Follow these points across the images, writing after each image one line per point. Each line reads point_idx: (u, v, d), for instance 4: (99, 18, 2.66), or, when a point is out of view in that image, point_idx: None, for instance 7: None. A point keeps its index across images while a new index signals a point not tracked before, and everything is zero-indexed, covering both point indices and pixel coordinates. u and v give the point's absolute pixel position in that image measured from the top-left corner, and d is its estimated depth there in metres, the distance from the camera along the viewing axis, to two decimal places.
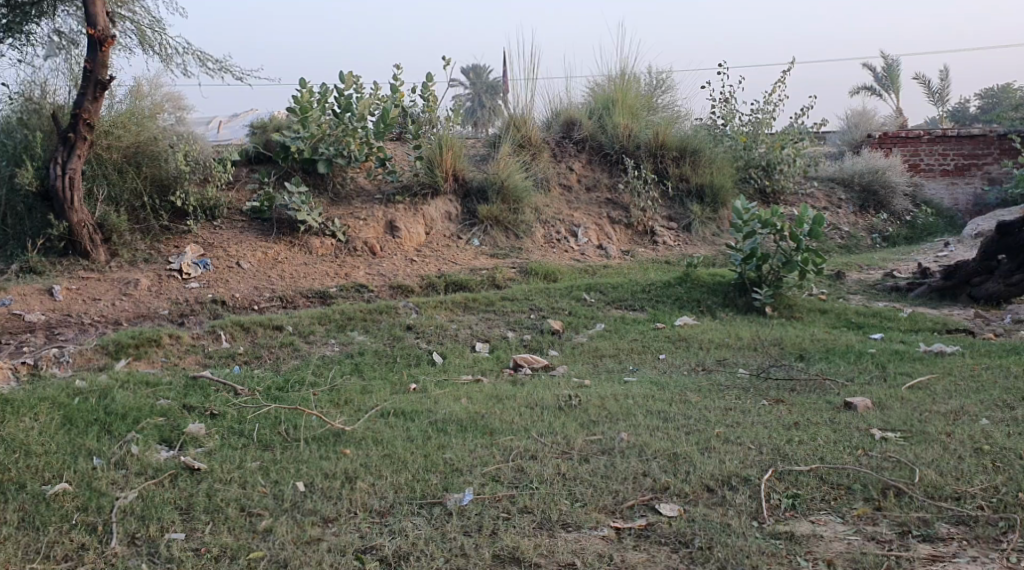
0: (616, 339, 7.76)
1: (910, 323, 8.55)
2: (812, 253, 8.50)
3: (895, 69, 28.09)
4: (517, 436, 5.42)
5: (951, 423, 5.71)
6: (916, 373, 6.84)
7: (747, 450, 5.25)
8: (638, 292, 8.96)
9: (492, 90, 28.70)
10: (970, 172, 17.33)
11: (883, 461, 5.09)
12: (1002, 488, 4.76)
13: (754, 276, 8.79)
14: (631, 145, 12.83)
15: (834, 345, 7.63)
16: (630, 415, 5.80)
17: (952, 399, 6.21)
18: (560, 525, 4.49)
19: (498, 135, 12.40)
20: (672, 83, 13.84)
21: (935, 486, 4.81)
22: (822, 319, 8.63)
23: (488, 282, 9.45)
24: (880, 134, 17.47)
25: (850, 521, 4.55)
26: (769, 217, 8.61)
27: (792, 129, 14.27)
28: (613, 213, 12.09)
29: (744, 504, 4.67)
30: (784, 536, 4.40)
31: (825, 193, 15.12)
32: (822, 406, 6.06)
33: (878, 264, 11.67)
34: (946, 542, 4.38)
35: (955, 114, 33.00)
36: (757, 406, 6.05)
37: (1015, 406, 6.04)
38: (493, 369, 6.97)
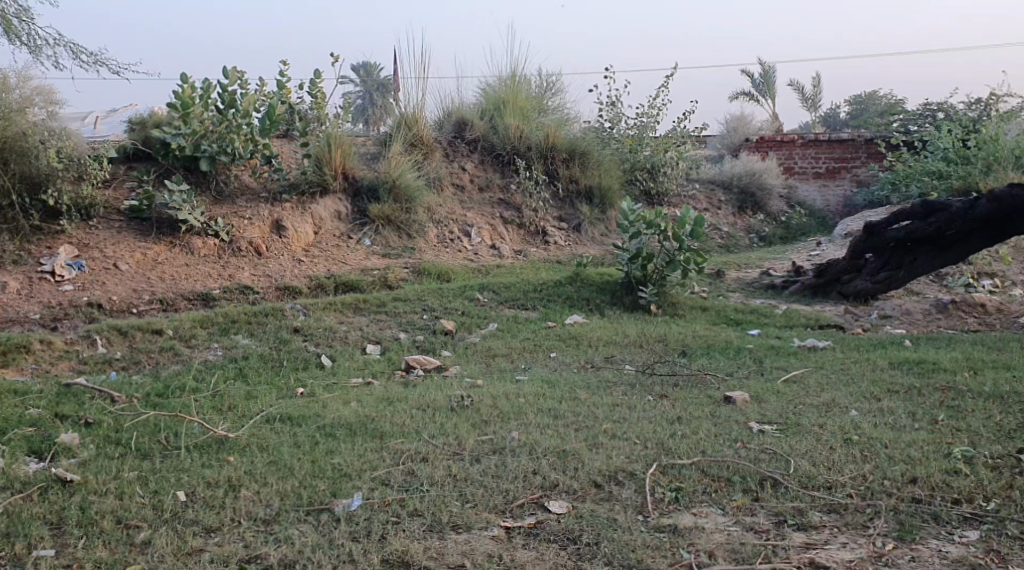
0: (508, 338, 7.77)
1: (786, 319, 8.83)
2: (693, 254, 8.72)
3: (772, 76, 29.09)
4: (407, 439, 5.36)
5: (823, 415, 5.91)
6: (791, 367, 7.08)
7: (633, 445, 5.32)
8: (530, 292, 9.00)
9: (382, 88, 28.52)
10: (840, 175, 17.98)
11: (760, 454, 5.23)
12: (870, 477, 4.94)
13: (640, 275, 8.93)
14: (523, 145, 12.88)
15: (715, 341, 7.82)
16: (520, 414, 5.81)
17: (825, 392, 6.44)
18: (450, 527, 4.46)
19: (389, 134, 12.22)
20: (561, 85, 13.96)
21: (808, 476, 4.96)
22: (704, 316, 8.83)
23: (378, 282, 9.34)
24: (757, 137, 18.09)
25: (730, 513, 4.65)
26: (653, 218, 8.81)
27: (675, 133, 14.63)
28: (504, 213, 12.12)
29: (630, 498, 4.74)
30: (668, 529, 4.47)
31: (706, 194, 15.54)
32: (702, 400, 6.21)
33: (756, 263, 12.04)
34: (819, 530, 4.51)
35: (827, 119, 34.31)
36: (643, 402, 6.15)
37: (881, 397, 6.31)
38: (384, 372, 6.88)
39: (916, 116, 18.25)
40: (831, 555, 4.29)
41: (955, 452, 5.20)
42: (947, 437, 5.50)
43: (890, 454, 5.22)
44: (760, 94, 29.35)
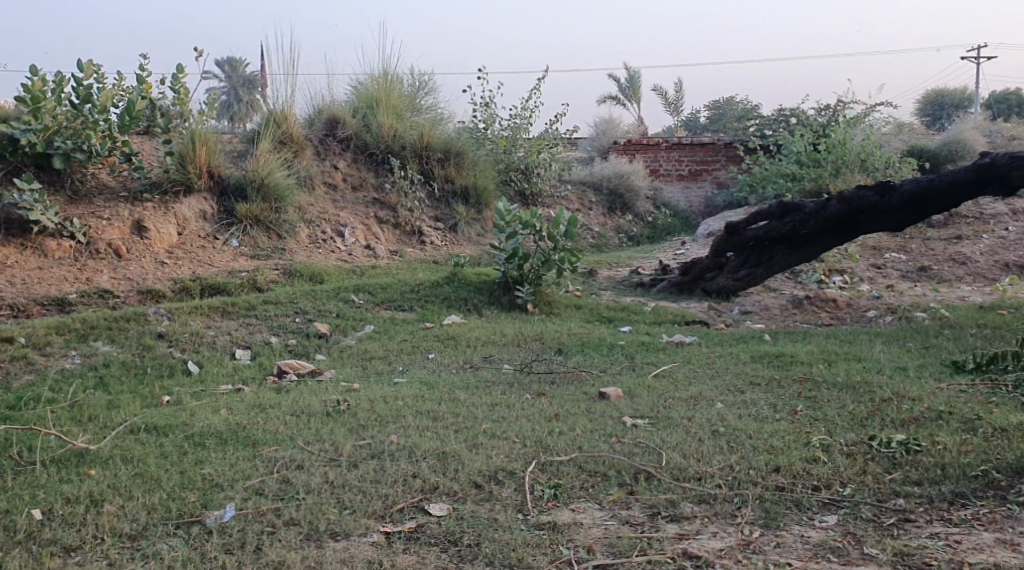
0: (384, 340, 7.65)
1: (654, 316, 9.02)
2: (567, 253, 8.81)
3: (637, 80, 29.79)
4: (281, 446, 5.19)
5: (691, 408, 6.05)
6: (660, 363, 7.22)
7: (512, 444, 5.31)
8: (405, 292, 8.90)
9: (248, 84, 27.77)
10: (702, 177, 18.50)
11: (634, 447, 5.31)
12: (737, 467, 5.08)
13: (516, 275, 8.93)
14: (397, 144, 12.74)
15: (589, 339, 7.91)
16: (399, 417, 5.72)
17: (693, 385, 6.60)
18: (327, 535, 4.33)
19: (256, 130, 11.92)
20: (434, 84, 13.88)
21: (680, 468, 5.06)
22: (578, 314, 8.93)
23: (247, 285, 9.05)
24: (624, 141, 18.54)
25: (606, 507, 4.69)
26: (529, 218, 8.83)
27: (547, 136, 14.79)
28: (378, 213, 11.95)
29: (509, 498, 4.72)
30: (547, 526, 4.47)
31: (578, 195, 15.76)
32: (578, 397, 6.26)
33: (624, 261, 12.31)
34: (690, 520, 4.59)
35: (688, 122, 35.38)
36: (521, 400, 6.15)
37: (745, 390, 6.51)
38: (255, 378, 6.65)
39: (772, 121, 18.81)
40: (702, 544, 4.35)
41: (814, 441, 5.41)
42: (806, 426, 5.72)
43: (754, 444, 5.38)
44: (626, 98, 30.01)
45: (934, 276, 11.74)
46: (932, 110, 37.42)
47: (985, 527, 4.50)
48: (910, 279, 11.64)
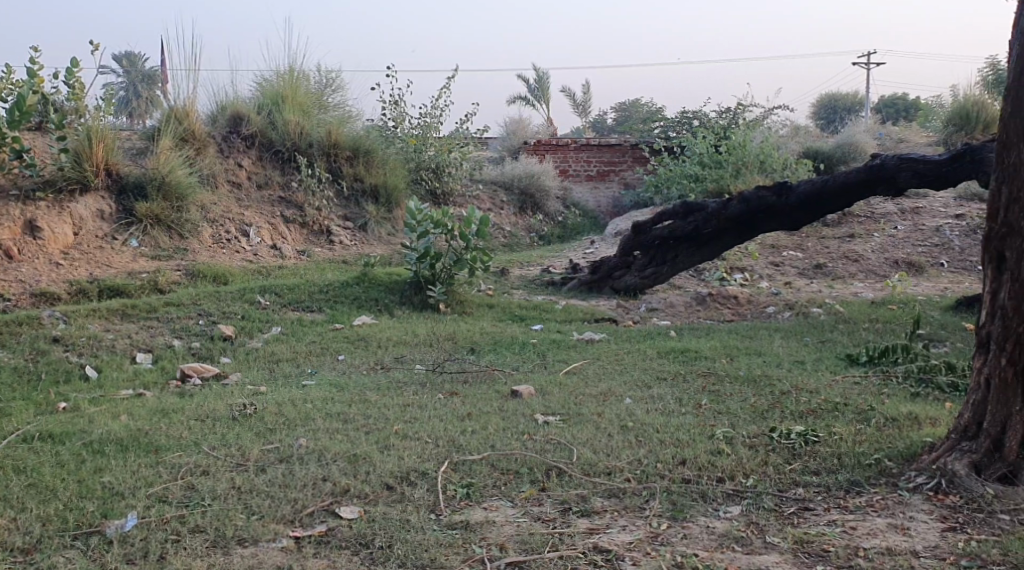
0: (292, 342, 7.50)
1: (565, 314, 9.07)
2: (479, 252, 8.82)
3: (546, 81, 29.99)
4: (185, 452, 5.04)
5: (602, 404, 6.10)
6: (571, 360, 7.27)
7: (424, 444, 5.27)
8: (314, 293, 8.75)
9: (149, 80, 26.99)
10: (610, 178, 18.67)
11: (545, 444, 5.32)
12: (646, 461, 5.13)
13: (428, 274, 8.87)
14: (304, 142, 12.54)
15: (501, 337, 7.91)
16: (308, 420, 5.61)
17: (603, 382, 6.66)
18: (235, 541, 4.22)
19: (156, 127, 11.57)
20: (341, 82, 13.71)
21: (591, 464, 5.09)
22: (490, 313, 8.92)
23: (149, 286, 8.77)
24: (534, 142, 18.67)
25: (519, 504, 4.69)
26: (441, 217, 8.75)
27: (457, 135, 14.77)
28: (285, 212, 11.73)
29: (421, 498, 4.68)
30: (460, 525, 4.44)
31: (489, 195, 15.77)
32: (490, 395, 6.25)
33: (535, 260, 12.36)
34: (601, 514, 4.61)
35: (596, 123, 35.79)
36: (433, 400, 6.11)
37: (654, 385, 6.60)
38: (158, 382, 6.44)
39: (677, 123, 19.16)
40: (613, 538, 4.38)
41: (718, 433, 5.51)
42: (711, 420, 5.83)
43: (662, 439, 5.45)
44: (535, 99, 30.19)
45: (830, 273, 12.13)
46: (827, 114, 38.74)
47: (879, 513, 4.63)
48: (809, 276, 11.99)
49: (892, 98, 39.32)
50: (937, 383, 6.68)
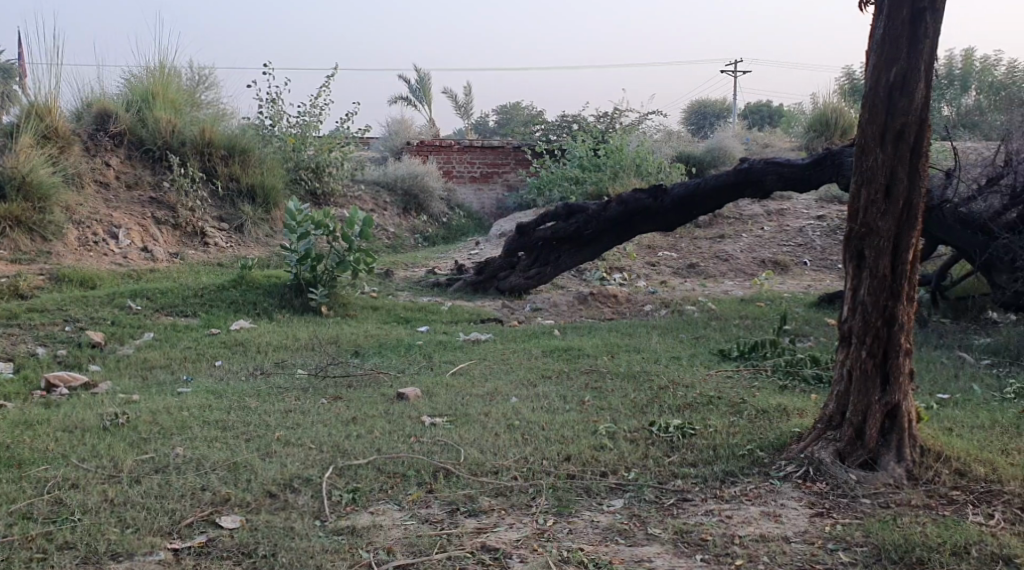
0: (166, 348, 7.24)
1: (450, 315, 9.05)
2: (362, 254, 8.68)
3: (427, 82, 29.88)
4: (52, 466, 4.79)
5: (488, 404, 6.11)
6: (457, 361, 7.25)
7: (307, 451, 5.16)
8: (188, 296, 8.48)
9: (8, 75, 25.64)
10: (493, 179, 18.63)
11: (432, 446, 5.29)
12: (531, 458, 5.17)
13: (309, 276, 8.71)
14: (176, 140, 12.13)
15: (385, 340, 7.83)
16: (185, 428, 5.42)
17: (488, 382, 6.67)
18: (107, 557, 4.04)
19: (15, 124, 10.97)
20: (214, 80, 13.39)
21: (478, 463, 5.09)
22: (374, 315, 8.82)
23: (9, 292, 8.30)
24: (417, 143, 18.61)
25: (406, 507, 4.64)
26: (322, 218, 8.60)
27: (338, 135, 14.62)
28: (156, 213, 11.30)
29: (306, 505, 4.57)
30: (346, 531, 4.36)
31: (371, 196, 15.58)
32: (375, 399, 6.17)
33: (421, 262, 12.29)
34: (488, 514, 4.61)
35: (477, 125, 35.90)
36: (316, 405, 5.99)
37: (539, 383, 6.66)
38: (20, 394, 6.10)
39: (556, 127, 19.42)
40: (500, 537, 4.38)
41: (601, 429, 5.60)
42: (594, 415, 5.92)
43: (547, 436, 5.50)
44: (417, 100, 30.05)
45: (702, 272, 12.50)
46: (698, 120, 40.04)
47: (752, 501, 4.79)
48: (683, 275, 12.32)
49: (758, 105, 40.82)
50: (803, 376, 6.97)
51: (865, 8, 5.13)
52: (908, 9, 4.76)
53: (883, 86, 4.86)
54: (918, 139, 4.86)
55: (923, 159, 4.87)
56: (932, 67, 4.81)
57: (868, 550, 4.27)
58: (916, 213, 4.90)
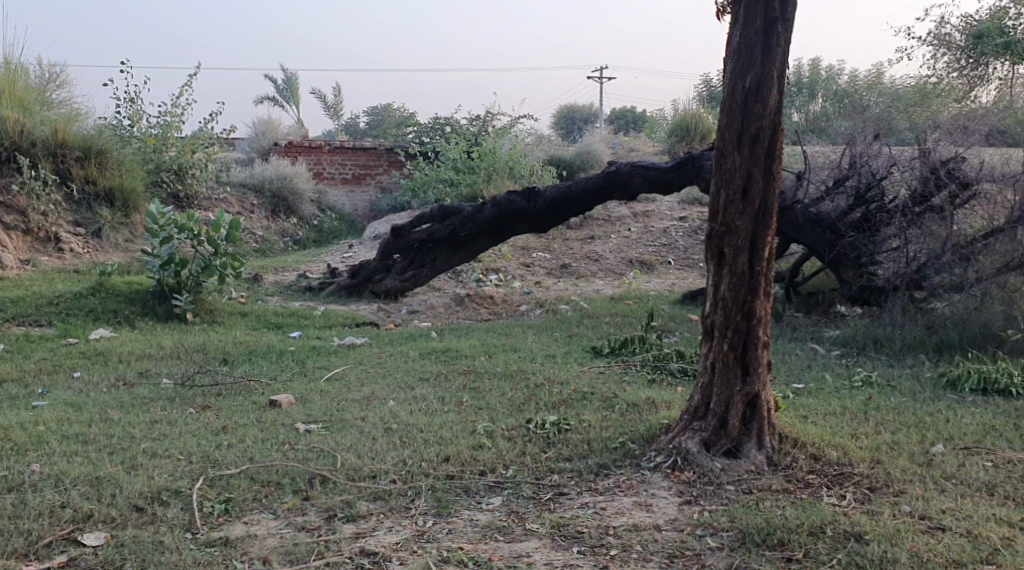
0: (18, 360, 6.87)
1: (323, 320, 8.90)
2: (230, 258, 8.45)
3: (294, 82, 29.32)
4: None
5: (364, 408, 6.05)
6: (331, 366, 7.14)
7: (176, 462, 4.99)
8: (42, 305, 8.07)
9: None
10: (365, 180, 18.39)
11: (308, 453, 5.20)
12: (409, 461, 5.14)
13: (173, 282, 8.44)
14: (26, 141, 11.39)
15: (256, 346, 7.64)
16: (41, 443, 5.15)
17: (364, 386, 6.60)
18: None
19: None
20: (65, 79, 12.83)
21: (354, 468, 5.03)
22: (243, 322, 8.58)
23: None
24: (285, 143, 18.23)
25: (281, 516, 4.55)
26: (185, 221, 8.30)
27: (201, 135, 14.18)
28: (4, 218, 10.66)
29: (175, 517, 4.43)
30: (219, 542, 4.25)
31: (237, 198, 15.17)
32: (246, 407, 6.02)
33: (292, 265, 12.08)
34: (367, 518, 4.56)
35: (347, 127, 35.47)
36: (184, 415, 5.80)
37: (416, 386, 6.63)
38: None
39: (429, 129, 19.39)
40: (379, 540, 4.34)
41: (480, 428, 5.63)
42: (472, 416, 5.94)
43: (425, 437, 5.49)
44: (284, 100, 29.47)
45: (574, 272, 12.71)
46: (568, 121, 40.82)
47: (625, 492, 4.91)
48: (556, 276, 12.50)
49: (623, 110, 41.94)
50: (670, 369, 7.20)
51: (723, 16, 5.33)
52: (762, 18, 4.97)
53: (739, 91, 5.06)
54: (772, 142, 5.08)
55: (777, 161, 5.09)
56: (784, 73, 5.04)
57: (733, 534, 4.43)
58: (772, 213, 5.13)
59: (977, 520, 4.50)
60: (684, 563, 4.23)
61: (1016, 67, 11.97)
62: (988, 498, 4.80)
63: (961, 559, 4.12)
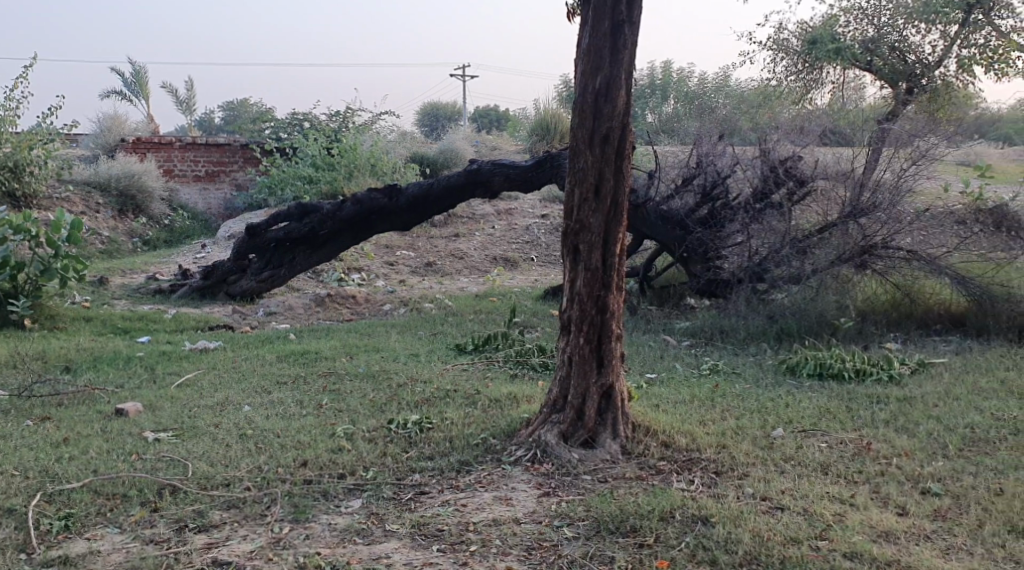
0: None
1: (174, 324, 8.60)
2: (72, 260, 8.08)
3: (142, 75, 28.17)
4: None
5: (218, 414, 5.88)
6: (183, 372, 6.91)
7: (11, 478, 4.75)
8: None
9: None
10: (219, 178, 17.83)
11: (157, 462, 5.03)
12: (264, 467, 5.04)
13: (9, 287, 7.99)
14: None
15: (101, 353, 7.32)
16: None
17: (218, 391, 6.42)
18: None
19: None
20: None
21: (207, 477, 4.89)
22: (86, 327, 8.22)
23: None
24: (132, 139, 17.51)
25: (127, 529, 4.39)
26: (21, 223, 7.85)
27: (39, 130, 13.46)
28: None
29: (9, 538, 4.25)
30: (57, 562, 4.10)
31: (81, 197, 14.48)
32: (90, 417, 5.77)
33: (140, 267, 11.62)
34: (220, 527, 4.45)
35: (201, 123, 34.34)
36: (21, 428, 5.51)
37: (273, 390, 6.49)
38: None
39: (286, 125, 18.91)
40: (233, 550, 4.25)
41: (339, 431, 5.56)
42: (330, 419, 5.86)
43: (282, 443, 5.38)
44: (132, 94, 28.28)
45: (438, 270, 12.70)
46: (430, 120, 40.71)
47: (486, 488, 4.96)
48: (418, 274, 12.45)
49: (485, 110, 42.12)
50: (531, 364, 7.30)
51: (573, 18, 5.45)
52: (610, 22, 5.10)
53: (590, 92, 5.17)
54: (622, 141, 5.22)
55: (627, 160, 5.24)
56: (632, 75, 5.19)
57: (588, 523, 4.54)
58: (623, 210, 5.27)
59: (812, 498, 4.76)
60: (542, 555, 4.30)
61: (848, 72, 12.71)
62: (822, 477, 5.08)
63: (798, 536, 4.34)
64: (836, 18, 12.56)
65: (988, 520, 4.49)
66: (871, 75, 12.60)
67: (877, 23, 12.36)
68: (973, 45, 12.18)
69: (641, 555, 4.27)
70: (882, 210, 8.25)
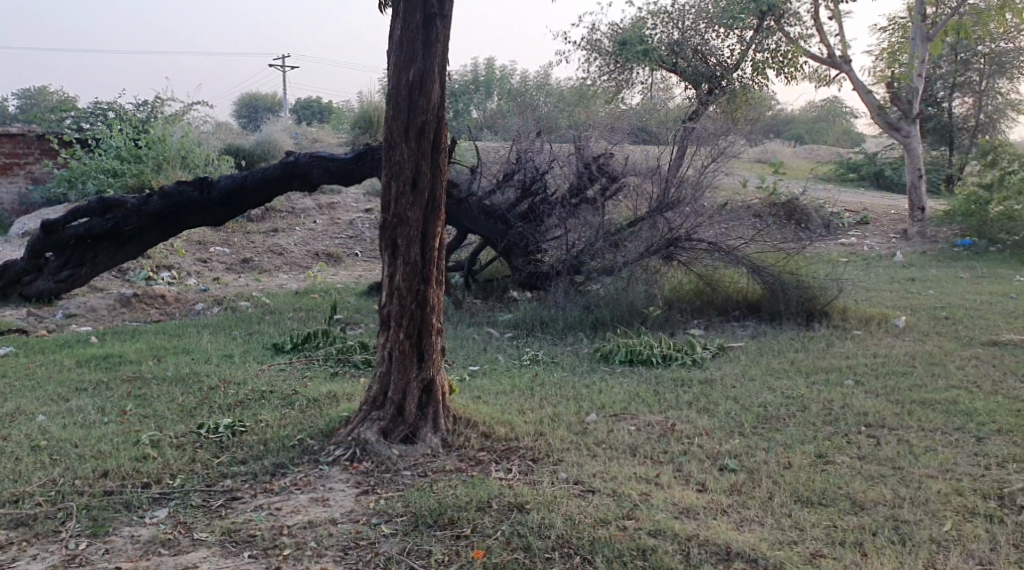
0: None
1: None
2: None
3: None
4: None
5: (8, 426, 5.50)
6: None
7: None
8: None
9: None
10: (12, 171, 16.42)
11: None
12: (59, 480, 4.76)
13: None
14: None
15: None
16: None
17: (9, 401, 5.99)
18: None
19: None
20: None
21: None
22: None
23: None
24: None
25: None
26: None
27: None
28: None
29: None
30: None
31: None
32: None
33: None
34: (6, 548, 4.26)
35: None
36: None
37: (71, 397, 6.12)
38: None
39: (88, 115, 17.85)
40: None
41: (144, 438, 5.31)
42: (135, 426, 5.58)
43: (80, 453, 5.10)
44: None
45: (255, 267, 12.36)
46: (249, 111, 39.44)
47: (302, 490, 4.86)
48: (234, 272, 12.08)
49: (308, 101, 41.20)
50: (352, 361, 7.21)
51: (384, 10, 5.40)
52: (421, 14, 5.08)
53: (403, 84, 5.14)
54: (437, 134, 5.22)
55: (442, 153, 5.25)
56: (445, 69, 5.20)
57: (406, 519, 4.53)
58: (439, 203, 5.28)
59: (621, 480, 4.94)
60: (358, 555, 4.26)
61: (656, 73, 13.22)
62: (631, 459, 5.28)
63: (607, 517, 4.49)
64: (644, 20, 13.02)
65: (778, 492, 4.80)
66: (676, 76, 13.20)
67: (681, 26, 13.00)
68: (765, 50, 12.98)
69: (458, 547, 4.30)
70: (687, 204, 8.64)
